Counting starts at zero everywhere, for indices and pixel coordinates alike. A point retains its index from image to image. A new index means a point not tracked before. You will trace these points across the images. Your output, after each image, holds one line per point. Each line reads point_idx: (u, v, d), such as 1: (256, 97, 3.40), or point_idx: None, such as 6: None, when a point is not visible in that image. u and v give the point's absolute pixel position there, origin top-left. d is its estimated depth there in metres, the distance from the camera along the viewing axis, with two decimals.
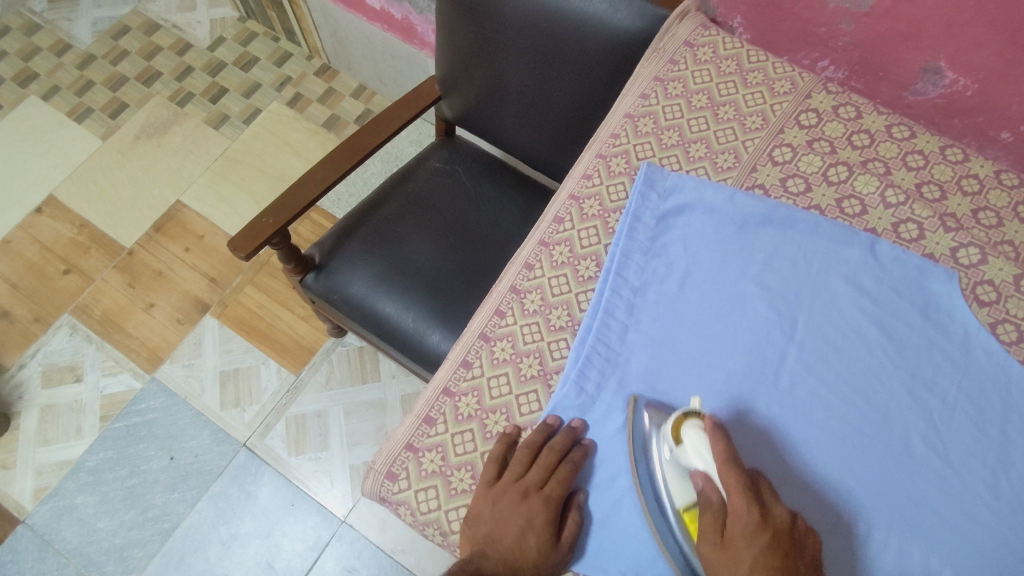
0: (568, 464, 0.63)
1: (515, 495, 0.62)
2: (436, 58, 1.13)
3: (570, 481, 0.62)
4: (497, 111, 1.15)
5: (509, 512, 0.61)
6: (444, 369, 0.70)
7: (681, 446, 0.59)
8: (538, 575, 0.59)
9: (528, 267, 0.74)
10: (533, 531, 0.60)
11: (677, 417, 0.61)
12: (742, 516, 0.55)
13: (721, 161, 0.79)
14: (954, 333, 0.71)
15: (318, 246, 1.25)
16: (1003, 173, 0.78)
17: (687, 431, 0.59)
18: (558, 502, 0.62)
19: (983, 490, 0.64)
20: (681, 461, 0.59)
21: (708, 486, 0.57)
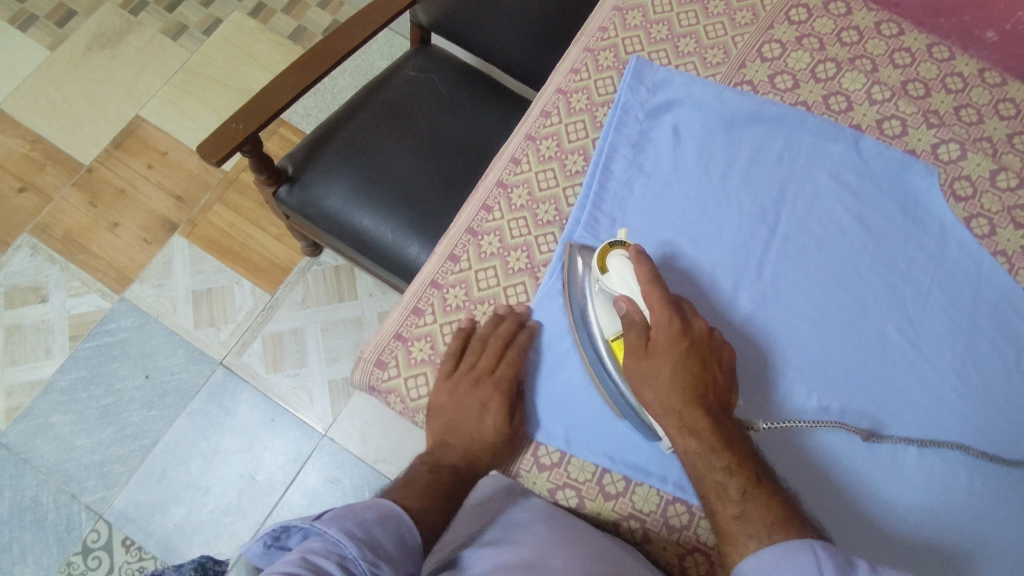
0: (516, 349, 0.65)
1: (469, 383, 0.66)
2: None
3: (519, 363, 0.65)
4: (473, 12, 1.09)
5: (467, 402, 0.66)
6: (431, 263, 0.69)
7: (606, 274, 0.62)
8: (499, 454, 0.64)
9: (515, 161, 0.73)
10: (488, 415, 0.64)
11: (604, 248, 0.64)
12: (660, 330, 0.59)
13: (710, 56, 0.77)
14: (931, 227, 0.72)
15: (290, 157, 1.21)
16: (986, 72, 0.78)
17: (612, 257, 0.63)
18: (509, 384, 0.66)
19: (950, 374, 0.68)
20: (607, 288, 0.62)
21: (630, 310, 0.60)
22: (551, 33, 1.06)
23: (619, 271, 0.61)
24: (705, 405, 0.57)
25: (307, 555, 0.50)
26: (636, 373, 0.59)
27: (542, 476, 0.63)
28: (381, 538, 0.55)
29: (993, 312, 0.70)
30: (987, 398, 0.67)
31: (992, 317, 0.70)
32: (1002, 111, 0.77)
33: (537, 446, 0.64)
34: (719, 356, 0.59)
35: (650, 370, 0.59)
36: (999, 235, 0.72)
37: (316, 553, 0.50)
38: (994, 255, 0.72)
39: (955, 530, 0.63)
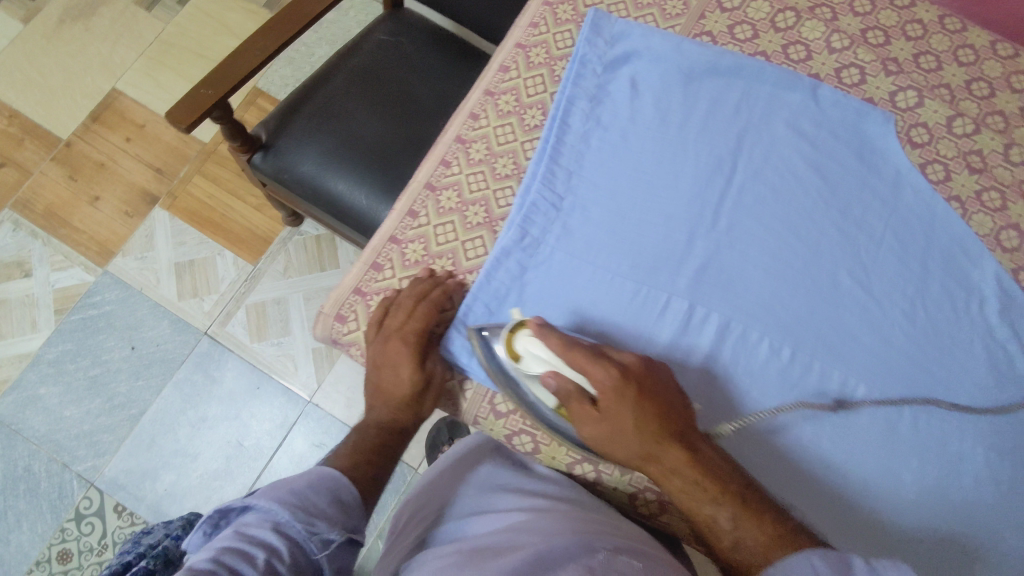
0: (425, 303, 0.64)
1: (381, 340, 0.65)
2: None
3: (427, 317, 0.64)
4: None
5: (388, 357, 0.64)
6: (390, 219, 0.70)
7: (520, 362, 0.61)
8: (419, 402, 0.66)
9: (473, 117, 0.73)
10: (402, 367, 0.64)
11: (507, 334, 0.62)
12: (602, 382, 0.57)
13: (670, 8, 0.77)
14: (887, 173, 0.73)
15: (264, 124, 1.21)
16: (947, 18, 0.78)
17: (519, 342, 0.61)
18: (419, 337, 0.64)
19: (900, 316, 0.70)
20: (528, 373, 0.61)
21: (566, 381, 0.59)
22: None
23: (530, 350, 0.60)
24: (678, 438, 0.57)
25: (242, 528, 0.52)
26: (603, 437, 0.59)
27: (498, 423, 0.66)
28: (318, 500, 0.57)
29: (945, 256, 0.71)
30: (935, 339, 0.69)
31: (944, 261, 0.71)
32: (961, 57, 0.77)
33: (495, 395, 0.67)
34: (655, 374, 0.60)
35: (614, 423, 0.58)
36: (954, 180, 0.73)
37: (252, 524, 0.52)
38: (948, 200, 0.73)
39: (895, 466, 0.65)
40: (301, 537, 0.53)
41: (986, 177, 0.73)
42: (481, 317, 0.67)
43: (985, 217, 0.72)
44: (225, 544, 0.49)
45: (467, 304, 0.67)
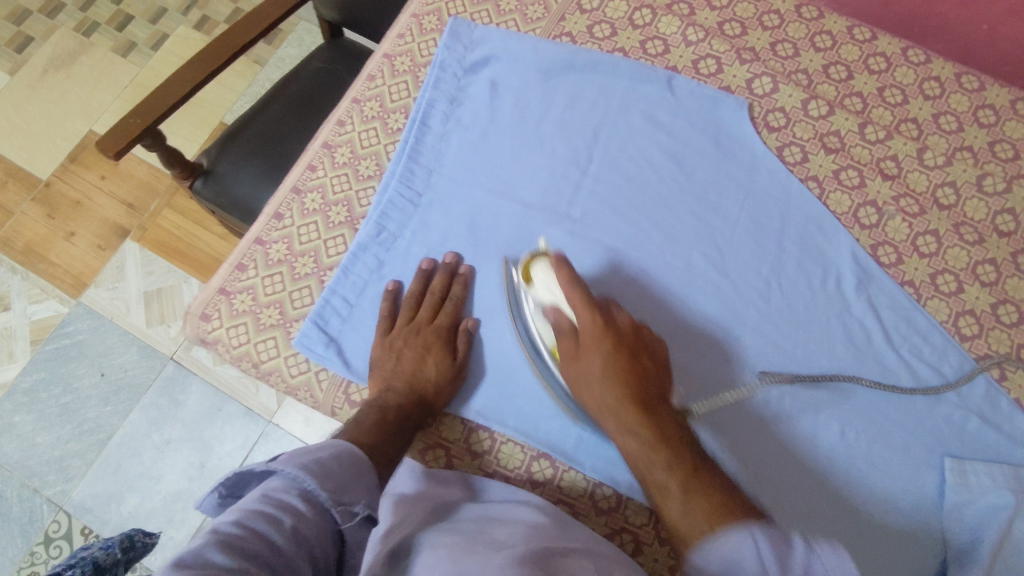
0: (451, 300, 0.69)
1: (410, 332, 0.67)
2: None
3: (456, 313, 0.69)
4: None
5: (389, 353, 0.66)
6: (258, 223, 0.74)
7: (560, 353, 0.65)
8: (441, 393, 0.65)
9: (340, 123, 0.77)
10: (431, 356, 0.66)
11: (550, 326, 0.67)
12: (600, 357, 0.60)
13: (531, 12, 0.80)
14: (742, 157, 0.74)
15: (206, 154, 1.24)
16: (804, 7, 0.80)
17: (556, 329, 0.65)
18: (448, 331, 0.68)
19: (755, 295, 0.69)
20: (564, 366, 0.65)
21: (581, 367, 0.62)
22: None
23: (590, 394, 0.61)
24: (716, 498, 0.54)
25: (265, 494, 0.46)
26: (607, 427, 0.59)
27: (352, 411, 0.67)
28: (342, 477, 0.51)
29: (800, 234, 0.71)
30: (790, 316, 0.69)
31: (799, 239, 0.71)
32: (818, 43, 0.78)
33: (349, 384, 0.68)
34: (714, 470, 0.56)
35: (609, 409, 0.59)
36: (811, 161, 0.74)
37: (275, 491, 0.47)
38: (804, 181, 0.73)
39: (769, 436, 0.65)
40: (328, 506, 0.48)
41: (843, 156, 0.74)
42: (336, 309, 0.69)
43: (842, 195, 0.73)
44: (247, 511, 0.44)
45: (324, 297, 0.69)
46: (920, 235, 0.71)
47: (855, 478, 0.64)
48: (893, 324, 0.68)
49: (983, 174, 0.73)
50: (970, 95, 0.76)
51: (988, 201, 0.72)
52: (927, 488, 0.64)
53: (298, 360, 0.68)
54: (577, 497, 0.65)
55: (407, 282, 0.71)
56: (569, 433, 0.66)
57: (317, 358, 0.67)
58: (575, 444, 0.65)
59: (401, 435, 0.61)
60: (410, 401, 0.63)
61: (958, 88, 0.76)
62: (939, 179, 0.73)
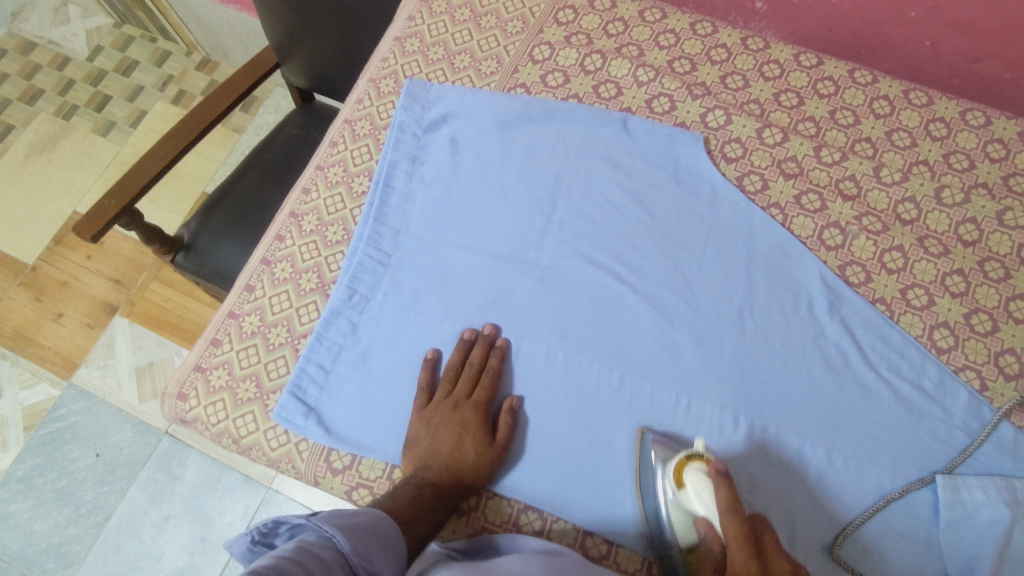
0: (488, 373, 0.67)
1: (447, 408, 0.66)
2: (267, 23, 1.13)
3: (494, 387, 0.67)
4: (266, 14, 1.12)
5: (426, 427, 0.65)
6: (231, 296, 0.74)
7: (683, 489, 0.57)
8: (480, 475, 0.63)
9: (306, 192, 0.79)
10: (469, 435, 0.64)
11: (681, 459, 0.59)
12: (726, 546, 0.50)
13: (484, 67, 0.83)
14: (703, 191, 0.75)
15: (186, 227, 1.23)
16: (749, 39, 0.82)
17: (688, 474, 0.57)
18: (486, 406, 0.66)
19: (729, 326, 0.69)
20: (687, 505, 0.56)
21: (708, 531, 0.53)
22: (335, 7, 1.08)
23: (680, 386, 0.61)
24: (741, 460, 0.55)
25: (300, 544, 0.48)
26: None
27: (335, 479, 0.66)
28: (373, 544, 0.52)
29: (768, 263, 0.72)
30: (767, 346, 0.68)
31: (768, 268, 0.71)
32: (767, 72, 0.80)
33: (331, 451, 0.67)
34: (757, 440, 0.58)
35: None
36: (771, 188, 0.75)
37: (309, 544, 0.49)
38: (766, 208, 0.74)
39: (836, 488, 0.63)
40: (356, 568, 0.49)
41: (802, 180, 0.75)
42: (314, 378, 0.69)
43: (805, 219, 0.73)
44: (284, 555, 0.46)
45: (300, 366, 0.69)
46: (887, 251, 0.72)
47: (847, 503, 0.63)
48: (869, 343, 0.68)
49: (941, 186, 0.74)
50: (920, 110, 0.78)
51: (949, 212, 0.73)
52: (921, 507, 0.63)
53: (277, 432, 0.68)
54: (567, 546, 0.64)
55: (446, 353, 0.70)
56: (555, 483, 0.65)
57: (297, 428, 0.67)
58: (562, 493, 0.64)
59: (433, 512, 0.61)
60: (447, 480, 0.62)
61: (908, 105, 0.78)
62: (899, 194, 0.74)
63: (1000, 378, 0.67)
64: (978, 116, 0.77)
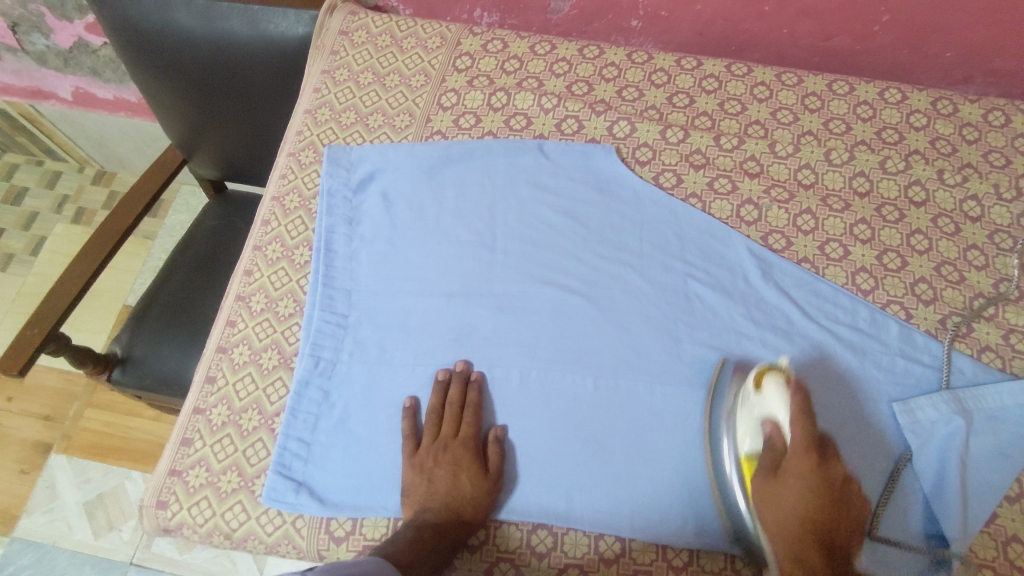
0: (471, 407, 0.68)
1: (437, 450, 0.67)
2: (169, 121, 1.14)
3: (478, 420, 0.68)
4: (158, 102, 1.10)
5: (419, 472, 0.66)
6: (192, 392, 0.73)
7: (761, 393, 0.63)
8: (480, 508, 0.64)
9: (248, 273, 0.78)
10: (462, 471, 0.65)
11: (761, 368, 0.65)
12: (796, 459, 0.60)
13: (399, 122, 0.86)
14: (626, 194, 0.81)
15: (118, 341, 1.18)
16: (633, 54, 0.90)
17: (767, 382, 0.63)
18: (474, 441, 0.67)
19: (681, 311, 0.74)
20: (758, 405, 0.63)
21: (777, 432, 0.61)
22: (234, 91, 1.05)
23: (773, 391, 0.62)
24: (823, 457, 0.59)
25: None
26: (760, 497, 0.60)
27: (340, 548, 0.65)
28: None
29: (700, 247, 0.77)
30: (718, 322, 0.73)
31: (701, 251, 0.77)
32: (656, 80, 0.88)
33: (330, 521, 0.66)
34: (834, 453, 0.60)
35: (776, 493, 0.60)
36: (685, 180, 0.81)
37: None
38: (685, 199, 0.80)
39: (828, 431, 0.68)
40: None
41: (710, 168, 0.82)
42: (297, 452, 0.68)
43: (722, 201, 0.80)
44: None
45: (281, 445, 0.68)
46: (798, 216, 0.79)
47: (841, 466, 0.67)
48: (805, 301, 0.74)
49: (829, 150, 0.83)
50: (794, 88, 0.87)
51: (841, 171, 0.82)
52: (888, 437, 0.68)
53: (270, 516, 0.66)
54: (583, 556, 0.65)
55: (423, 398, 0.70)
56: (556, 497, 0.66)
57: (290, 506, 0.65)
58: (565, 505, 0.66)
59: (436, 554, 0.60)
60: (448, 519, 0.63)
61: (782, 86, 0.87)
62: (795, 164, 0.82)
63: (919, 305, 0.74)
64: (843, 85, 0.87)
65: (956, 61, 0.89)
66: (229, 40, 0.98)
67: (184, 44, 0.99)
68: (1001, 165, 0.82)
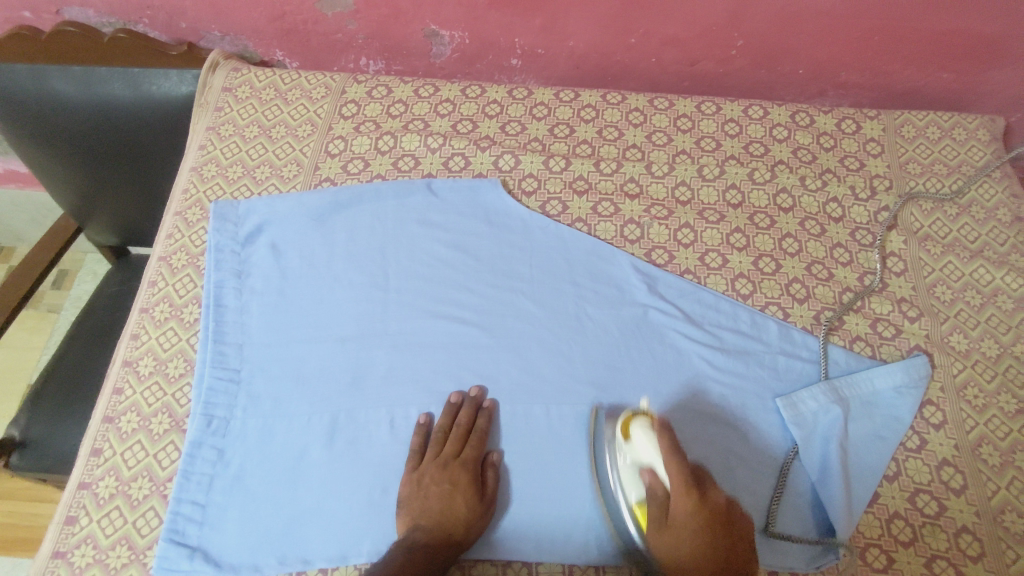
0: (478, 430, 0.69)
1: (439, 467, 0.67)
2: (59, 191, 1.10)
3: (483, 444, 0.69)
4: (49, 179, 1.08)
5: (417, 487, 0.66)
6: (77, 466, 0.69)
7: (632, 443, 0.64)
8: (471, 530, 0.64)
9: (135, 337, 0.76)
10: (459, 493, 0.65)
11: (627, 418, 0.66)
12: (679, 506, 0.59)
13: (286, 173, 0.86)
14: (515, 224, 0.83)
15: (14, 423, 1.10)
16: (514, 90, 0.94)
17: (634, 432, 0.64)
18: (476, 463, 0.67)
19: (573, 332, 0.76)
20: (634, 455, 0.64)
21: (654, 479, 0.61)
22: (125, 156, 1.04)
23: (642, 439, 0.63)
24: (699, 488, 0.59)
25: None
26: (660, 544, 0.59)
27: None
28: None
29: (588, 268, 0.80)
30: (608, 338, 0.76)
31: (589, 272, 0.80)
32: (537, 113, 0.92)
33: None
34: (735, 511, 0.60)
35: (671, 536, 0.59)
36: (570, 207, 0.84)
37: None
38: (572, 225, 0.83)
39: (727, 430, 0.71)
40: None
41: (592, 193, 0.85)
42: (190, 516, 0.66)
43: (606, 224, 0.83)
44: None
45: (172, 511, 0.66)
46: (678, 230, 0.83)
47: (737, 469, 0.69)
48: (687, 310, 0.78)
49: (701, 166, 0.88)
50: (666, 112, 0.92)
51: (714, 185, 0.86)
52: (777, 431, 0.71)
53: None
54: None
55: (436, 414, 0.71)
56: None
57: (184, 574, 0.63)
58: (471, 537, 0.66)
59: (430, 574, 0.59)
60: (440, 538, 0.62)
61: (656, 110, 0.92)
62: (672, 182, 0.87)
63: (795, 303, 0.79)
64: (710, 106, 0.93)
65: (808, 77, 0.97)
66: (111, 106, 0.98)
67: (67, 111, 0.98)
68: (857, 168, 0.89)
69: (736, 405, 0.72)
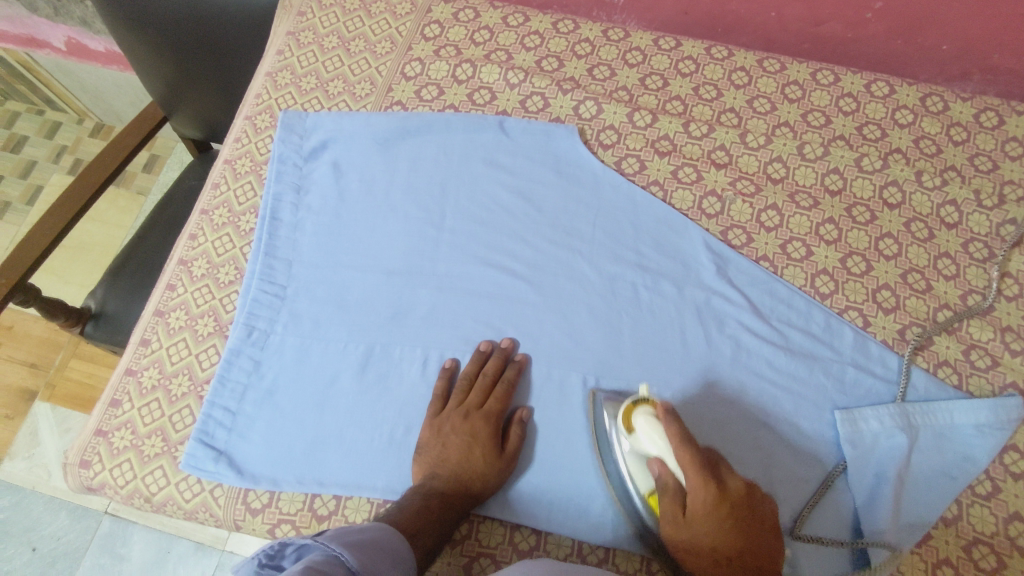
0: (503, 383, 0.67)
1: (459, 417, 0.65)
2: (148, 78, 1.10)
3: (507, 398, 0.66)
4: (140, 65, 1.08)
5: (435, 433, 0.65)
6: (127, 353, 0.72)
7: (634, 434, 0.59)
8: (488, 483, 0.62)
9: (193, 238, 0.78)
10: (478, 445, 0.63)
11: (629, 405, 0.61)
12: (699, 495, 0.53)
13: (359, 90, 0.83)
14: (585, 178, 0.78)
15: (93, 295, 1.13)
16: (610, 31, 0.86)
17: (637, 420, 0.59)
18: (498, 417, 0.66)
19: (627, 303, 0.71)
20: (638, 447, 0.59)
21: (664, 471, 0.56)
22: (211, 49, 1.04)
23: (646, 430, 0.58)
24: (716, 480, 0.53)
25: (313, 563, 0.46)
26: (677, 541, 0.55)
27: (255, 519, 0.64)
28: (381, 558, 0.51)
29: (655, 238, 0.74)
30: (662, 314, 0.71)
31: (656, 243, 0.74)
32: (630, 60, 0.84)
33: (247, 492, 0.65)
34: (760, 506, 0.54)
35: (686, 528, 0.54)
36: (649, 167, 0.78)
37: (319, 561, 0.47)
38: (646, 188, 0.77)
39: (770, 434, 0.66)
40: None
41: (675, 156, 0.78)
42: (221, 421, 0.68)
43: (684, 192, 0.77)
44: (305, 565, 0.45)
45: (205, 413, 0.68)
46: (763, 211, 0.75)
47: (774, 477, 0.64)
48: (753, 299, 0.71)
49: (803, 143, 0.79)
50: (775, 76, 0.83)
51: (814, 166, 0.77)
52: (827, 446, 0.65)
53: (189, 483, 0.66)
54: (496, 546, 0.63)
55: (462, 361, 0.69)
56: None
57: (209, 475, 0.65)
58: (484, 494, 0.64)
59: (439, 525, 0.59)
60: (456, 487, 0.61)
61: (763, 72, 0.83)
62: (767, 156, 0.78)
63: (879, 313, 0.71)
64: (827, 75, 0.82)
65: (952, 55, 0.83)
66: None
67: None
68: (987, 169, 0.77)
69: (787, 411, 0.66)
